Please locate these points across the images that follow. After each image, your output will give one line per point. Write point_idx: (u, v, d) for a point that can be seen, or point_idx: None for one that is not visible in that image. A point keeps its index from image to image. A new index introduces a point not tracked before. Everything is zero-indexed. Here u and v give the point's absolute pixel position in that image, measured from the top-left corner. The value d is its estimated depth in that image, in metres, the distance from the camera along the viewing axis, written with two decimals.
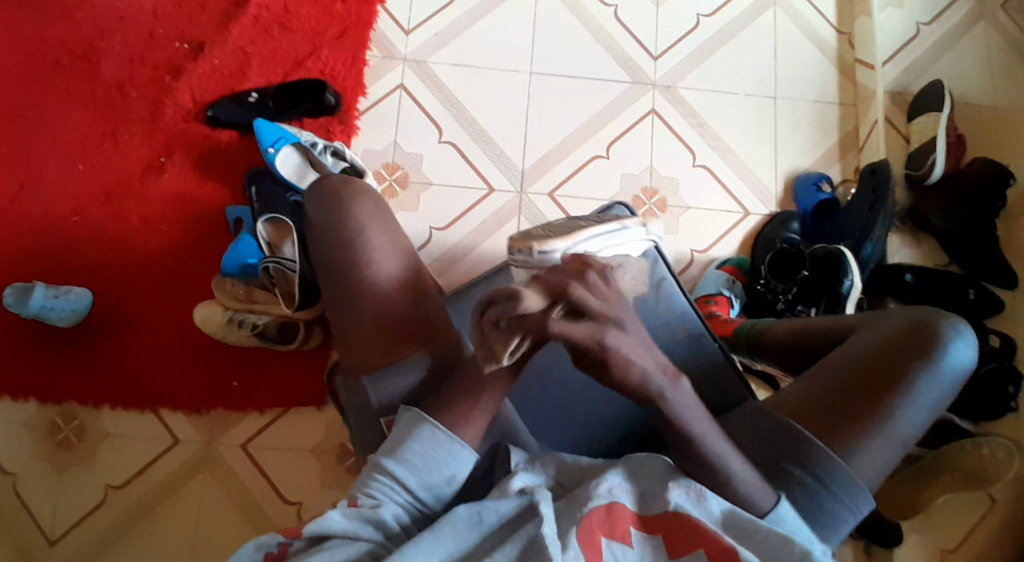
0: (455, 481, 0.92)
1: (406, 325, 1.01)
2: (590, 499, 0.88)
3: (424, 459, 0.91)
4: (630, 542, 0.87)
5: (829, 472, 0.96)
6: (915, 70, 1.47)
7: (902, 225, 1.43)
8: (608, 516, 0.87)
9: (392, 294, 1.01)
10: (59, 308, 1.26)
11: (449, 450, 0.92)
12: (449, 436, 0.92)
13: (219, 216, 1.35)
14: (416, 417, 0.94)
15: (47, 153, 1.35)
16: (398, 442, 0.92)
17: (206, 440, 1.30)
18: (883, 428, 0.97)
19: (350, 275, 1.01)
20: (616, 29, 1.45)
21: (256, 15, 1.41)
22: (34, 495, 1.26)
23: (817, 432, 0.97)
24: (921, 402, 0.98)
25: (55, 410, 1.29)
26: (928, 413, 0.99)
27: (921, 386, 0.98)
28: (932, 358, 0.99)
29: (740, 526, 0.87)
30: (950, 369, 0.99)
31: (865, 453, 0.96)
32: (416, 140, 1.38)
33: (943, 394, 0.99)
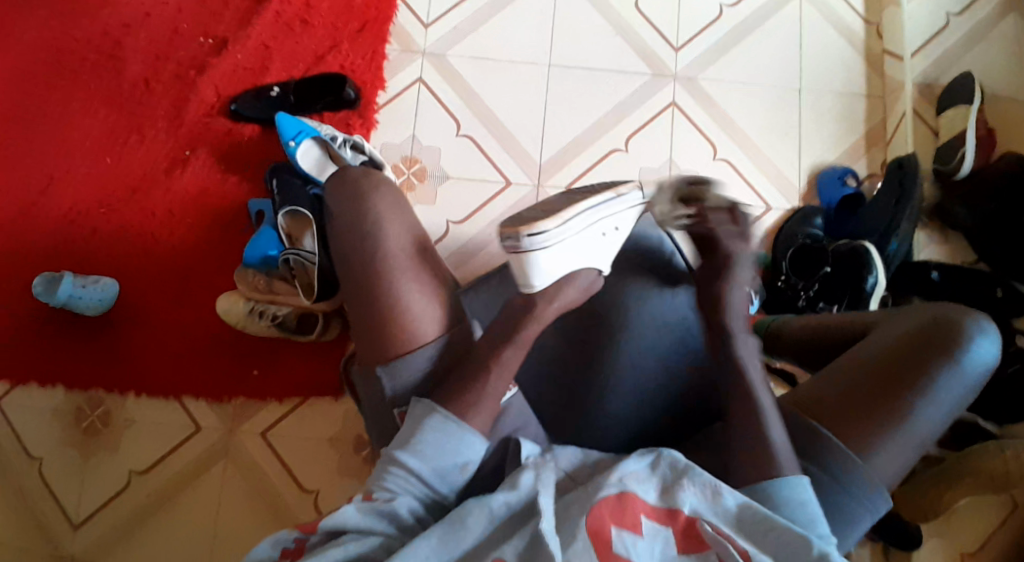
0: (468, 469, 0.93)
1: (421, 315, 1.00)
2: (602, 488, 0.87)
3: (435, 450, 0.92)
4: (641, 532, 0.84)
5: (849, 471, 0.94)
6: (945, 62, 1.43)
7: (928, 221, 1.40)
8: (618, 505, 0.85)
9: (408, 285, 1.01)
10: (86, 298, 1.29)
11: (461, 440, 0.93)
12: (460, 426, 0.93)
13: (241, 208, 1.37)
14: (428, 408, 0.94)
15: (76, 147, 1.39)
16: (410, 434, 0.93)
17: (226, 429, 1.33)
18: (904, 426, 0.95)
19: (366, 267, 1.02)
20: (636, 22, 1.44)
21: (278, 10, 1.42)
22: (61, 479, 1.29)
23: (836, 431, 0.96)
24: (942, 400, 0.96)
25: (81, 397, 1.32)
26: (950, 411, 0.97)
27: (942, 384, 0.96)
28: (953, 355, 0.97)
29: (752, 520, 0.86)
30: (972, 367, 0.98)
31: (885, 452, 0.95)
32: (434, 134, 1.38)
33: (964, 392, 0.97)
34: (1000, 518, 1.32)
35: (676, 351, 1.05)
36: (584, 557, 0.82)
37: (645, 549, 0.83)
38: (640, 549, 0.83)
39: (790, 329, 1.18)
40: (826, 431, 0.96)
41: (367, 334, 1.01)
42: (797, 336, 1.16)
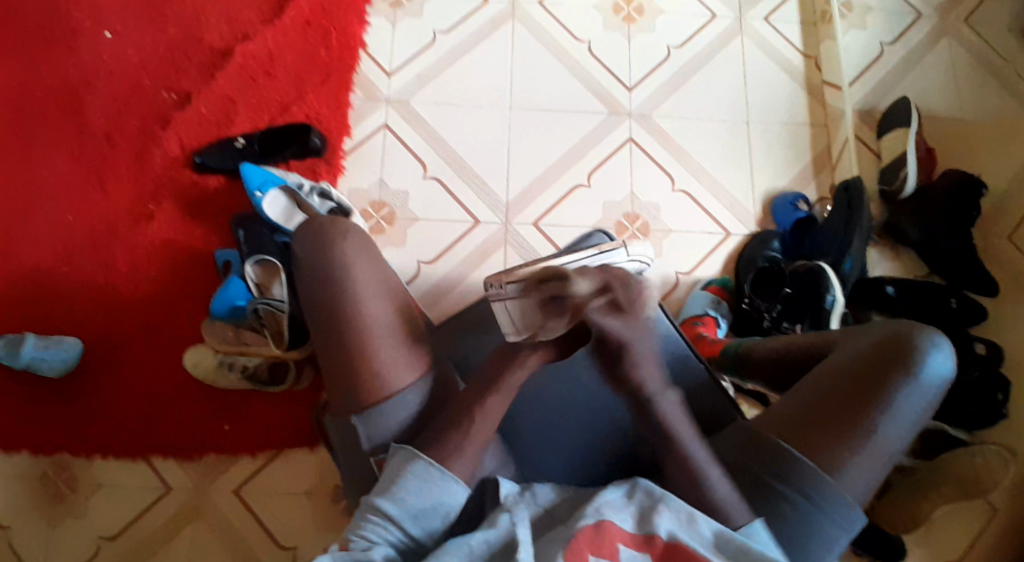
0: (447, 518, 0.92)
1: (395, 362, 1.00)
2: (579, 520, 0.88)
3: (417, 498, 0.91)
4: (619, 559, 0.85)
5: (820, 489, 0.96)
6: (881, 89, 1.52)
7: (879, 239, 1.46)
8: (596, 535, 0.86)
9: (383, 329, 1.01)
10: (49, 359, 1.25)
11: (443, 489, 0.91)
12: (443, 474, 0.92)
13: (208, 259, 1.35)
14: (411, 456, 0.93)
15: (37, 204, 1.36)
16: (391, 481, 0.92)
17: (197, 488, 1.28)
18: (868, 443, 0.97)
19: (339, 310, 1.01)
20: (590, 63, 1.50)
21: (242, 64, 1.44)
22: (27, 549, 1.23)
23: (804, 451, 0.98)
24: (900, 416, 0.98)
25: (45, 461, 1.27)
26: (913, 424, 0.99)
27: (902, 400, 0.98)
28: (911, 372, 0.99)
29: (730, 551, 0.87)
30: (930, 381, 0.99)
31: (853, 469, 0.97)
32: (401, 178, 1.40)
33: (923, 405, 0.99)
34: (978, 525, 1.33)
35: None
36: None
37: None
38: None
39: (757, 349, 1.19)
40: (793, 452, 0.98)
41: (345, 375, 1.00)
42: (767, 355, 1.17)
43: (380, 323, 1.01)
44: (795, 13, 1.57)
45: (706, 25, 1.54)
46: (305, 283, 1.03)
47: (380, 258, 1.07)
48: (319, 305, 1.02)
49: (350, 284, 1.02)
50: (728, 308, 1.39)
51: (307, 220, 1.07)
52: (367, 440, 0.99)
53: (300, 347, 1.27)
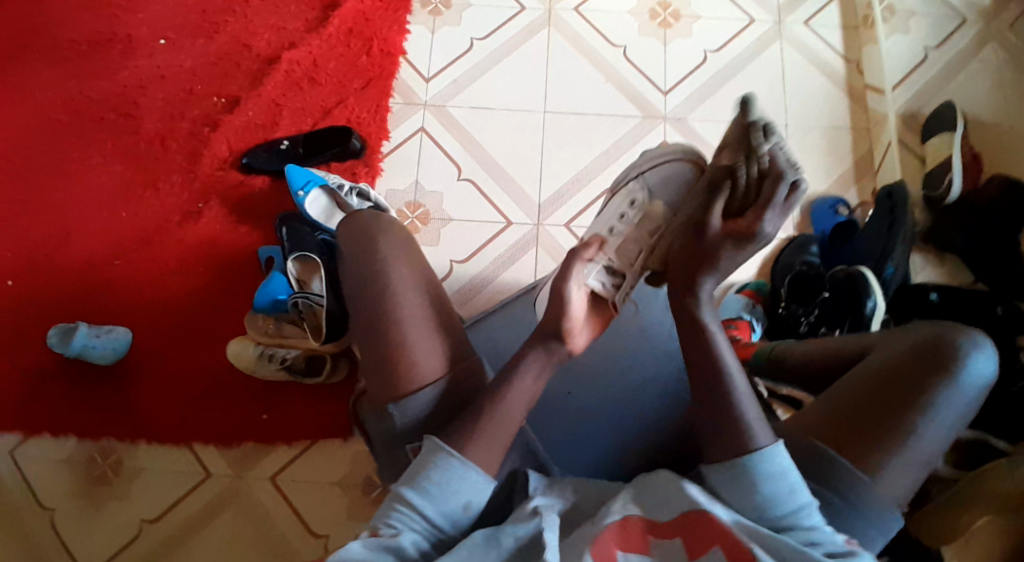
0: (471, 508, 0.93)
1: (425, 354, 1.01)
2: (607, 515, 0.88)
3: (440, 489, 0.92)
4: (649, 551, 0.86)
5: (855, 488, 0.97)
6: (925, 95, 1.49)
7: (923, 245, 1.43)
8: (624, 533, 0.86)
9: (413, 321, 1.02)
10: (99, 346, 1.33)
11: (466, 478, 0.93)
12: (463, 463, 0.93)
13: (249, 257, 1.41)
14: (435, 446, 0.94)
15: (94, 202, 1.44)
16: (417, 472, 0.93)
17: (236, 475, 1.33)
18: (906, 444, 0.97)
19: (375, 304, 1.02)
20: (624, 68, 1.51)
21: (287, 70, 1.49)
22: (70, 532, 1.30)
23: (839, 452, 0.98)
24: (942, 417, 0.97)
25: (94, 445, 1.34)
26: (953, 426, 0.98)
27: (941, 399, 0.97)
28: (948, 372, 0.98)
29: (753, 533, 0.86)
30: (971, 381, 0.98)
31: (890, 470, 0.97)
32: (437, 180, 1.44)
33: (964, 406, 0.99)
34: None
35: None
36: None
37: None
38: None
39: (791, 349, 1.20)
40: (827, 452, 0.98)
41: (375, 368, 1.02)
42: (798, 359, 1.17)
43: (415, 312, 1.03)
44: (836, 17, 1.56)
45: (743, 31, 1.54)
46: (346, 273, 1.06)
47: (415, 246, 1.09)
48: (359, 295, 1.04)
49: (390, 277, 1.03)
50: (763, 312, 1.39)
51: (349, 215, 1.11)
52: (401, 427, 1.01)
53: (336, 341, 1.32)
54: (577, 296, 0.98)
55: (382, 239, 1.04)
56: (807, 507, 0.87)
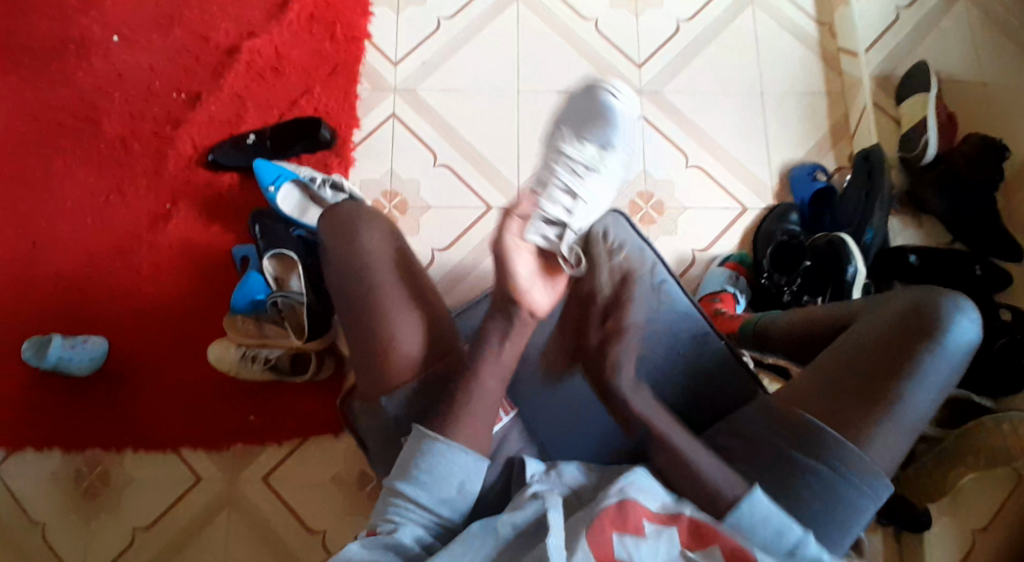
0: (466, 489, 0.93)
1: (409, 345, 1.01)
2: (603, 499, 0.89)
3: (432, 475, 0.92)
4: (646, 534, 0.86)
5: (847, 456, 0.97)
6: (898, 55, 1.48)
7: (900, 207, 1.43)
8: (620, 515, 0.87)
9: (398, 312, 1.02)
10: (76, 357, 1.29)
11: (456, 459, 0.93)
12: (449, 445, 0.93)
13: (226, 257, 1.38)
14: (421, 434, 0.94)
15: (58, 208, 1.39)
16: (406, 462, 0.94)
17: (229, 477, 1.32)
18: (895, 411, 0.98)
19: (364, 298, 1.03)
20: (597, 42, 1.48)
21: (249, 61, 1.44)
22: (63, 544, 1.28)
23: (830, 421, 0.99)
24: (928, 381, 0.99)
25: (79, 458, 1.31)
26: (939, 390, 1.00)
27: (927, 364, 0.99)
28: (933, 337, 1.00)
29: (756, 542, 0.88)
30: (954, 345, 1.01)
31: (881, 437, 0.98)
32: (412, 167, 1.41)
33: (949, 370, 1.01)
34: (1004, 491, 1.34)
35: (672, 358, 1.15)
36: None
37: (651, 550, 0.86)
38: (642, 551, 0.85)
39: (775, 320, 1.20)
40: (818, 422, 0.99)
41: (365, 365, 1.02)
42: (784, 331, 1.18)
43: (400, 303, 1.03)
44: None
45: None
46: (328, 266, 1.06)
47: (399, 239, 1.10)
48: (346, 289, 1.04)
49: (376, 270, 1.04)
50: (746, 284, 1.39)
51: (330, 208, 1.10)
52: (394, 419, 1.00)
53: (320, 337, 1.30)
54: (518, 256, 0.96)
55: (364, 231, 1.05)
56: (804, 539, 0.91)
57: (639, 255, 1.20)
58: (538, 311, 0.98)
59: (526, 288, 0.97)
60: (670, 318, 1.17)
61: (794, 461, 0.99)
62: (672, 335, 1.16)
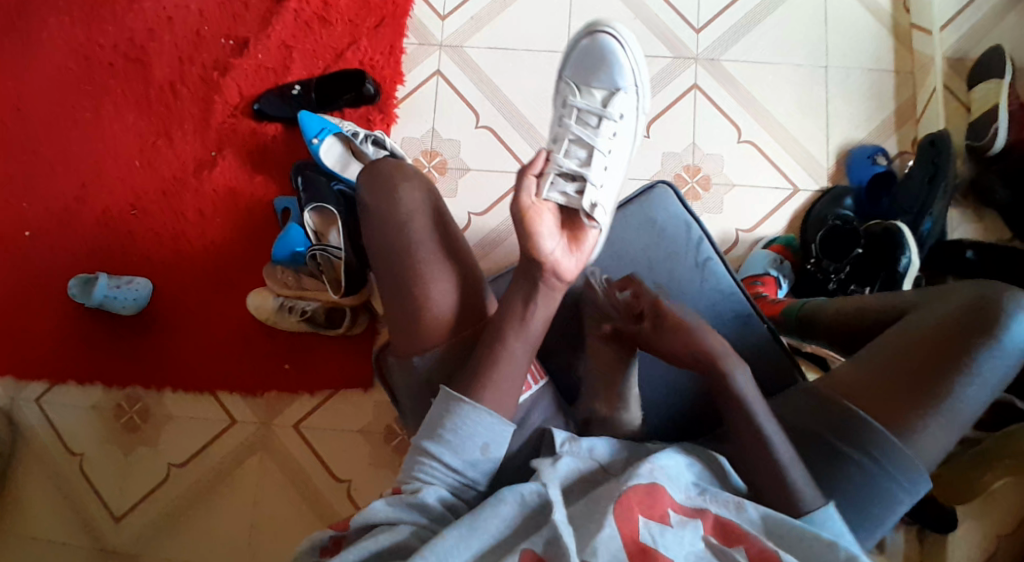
0: (489, 449, 0.94)
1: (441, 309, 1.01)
2: (630, 478, 0.90)
3: (457, 436, 0.93)
4: (670, 521, 0.88)
5: (889, 453, 0.95)
6: (975, 35, 1.38)
7: (962, 199, 1.36)
8: (648, 495, 0.89)
9: (431, 278, 1.01)
10: (121, 298, 1.33)
11: (480, 422, 0.93)
12: (474, 407, 0.93)
13: (267, 208, 1.39)
14: (447, 395, 0.94)
15: (106, 149, 1.41)
16: (433, 423, 0.94)
17: (261, 422, 1.36)
18: (943, 410, 0.95)
19: (397, 259, 1.02)
20: (654, 3, 1.41)
21: (297, 9, 1.42)
22: (102, 476, 1.34)
23: (874, 416, 0.97)
24: (981, 380, 0.96)
25: (120, 393, 1.37)
26: (992, 390, 0.97)
27: (981, 363, 0.96)
28: (991, 335, 0.96)
29: (783, 529, 0.89)
30: (1013, 344, 0.96)
31: (926, 435, 0.95)
32: (454, 128, 1.38)
33: (1005, 369, 0.97)
34: None
35: None
36: (611, 545, 0.84)
37: (674, 536, 0.87)
38: (667, 536, 0.86)
39: (823, 308, 1.15)
40: (862, 415, 0.97)
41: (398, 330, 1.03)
42: (832, 317, 1.13)
43: (434, 268, 1.02)
44: None
45: None
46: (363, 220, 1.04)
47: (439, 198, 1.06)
48: (383, 246, 1.03)
49: (413, 232, 1.02)
50: (792, 268, 1.34)
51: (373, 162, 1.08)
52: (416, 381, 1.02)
53: (355, 294, 1.30)
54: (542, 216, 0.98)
55: (405, 192, 1.03)
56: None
57: (684, 230, 1.16)
58: (570, 274, 0.98)
59: (550, 251, 0.97)
60: (712, 298, 1.14)
61: (836, 452, 0.98)
62: (716, 316, 1.13)
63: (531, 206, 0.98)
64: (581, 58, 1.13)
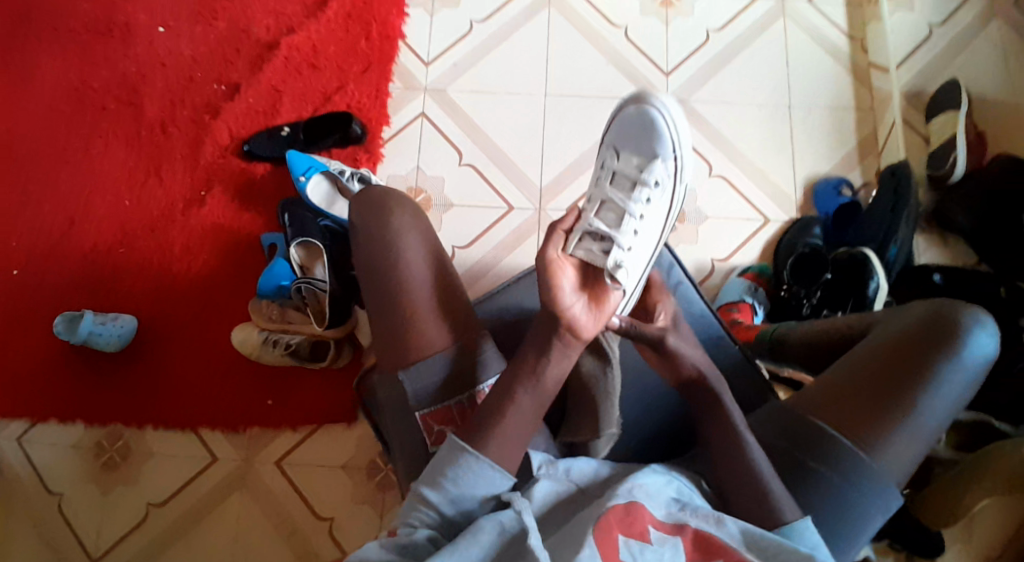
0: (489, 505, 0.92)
1: (431, 323, 1.02)
2: (611, 499, 0.90)
3: (460, 488, 0.91)
4: (650, 539, 0.88)
5: (855, 466, 0.96)
6: (930, 73, 1.47)
7: (927, 226, 1.42)
8: (626, 513, 0.89)
9: (422, 294, 1.03)
10: (105, 334, 1.33)
11: (485, 476, 0.92)
12: (482, 461, 0.92)
13: (253, 244, 1.42)
14: (456, 446, 0.92)
15: (97, 190, 1.44)
16: (437, 471, 0.92)
17: (242, 459, 1.35)
18: (908, 423, 0.97)
19: (386, 275, 1.04)
20: (626, 48, 1.49)
21: (287, 56, 1.48)
22: (80, 514, 1.32)
23: (841, 431, 0.98)
24: (943, 394, 0.98)
25: (101, 430, 1.35)
26: (953, 404, 0.99)
27: (942, 377, 0.98)
28: (950, 349, 0.98)
29: (759, 545, 0.90)
30: (971, 358, 0.99)
31: (891, 448, 0.97)
32: (438, 166, 1.44)
33: (965, 383, 0.99)
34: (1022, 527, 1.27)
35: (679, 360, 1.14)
36: None
37: (654, 556, 0.87)
38: (647, 555, 0.87)
39: (788, 338, 1.17)
40: (829, 429, 0.98)
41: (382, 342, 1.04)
42: (803, 337, 1.14)
43: (425, 285, 1.04)
44: None
45: (750, 7, 1.52)
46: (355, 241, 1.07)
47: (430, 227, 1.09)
48: (375, 265, 1.05)
49: (403, 251, 1.05)
50: (765, 296, 1.37)
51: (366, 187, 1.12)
52: (413, 396, 1.00)
53: (339, 326, 1.32)
54: (563, 267, 1.01)
55: (397, 212, 1.06)
56: None
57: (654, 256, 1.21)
58: (587, 335, 0.98)
59: (568, 305, 0.98)
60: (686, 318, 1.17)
61: (810, 471, 0.97)
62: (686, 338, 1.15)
63: (555, 259, 1.00)
64: (627, 127, 1.17)
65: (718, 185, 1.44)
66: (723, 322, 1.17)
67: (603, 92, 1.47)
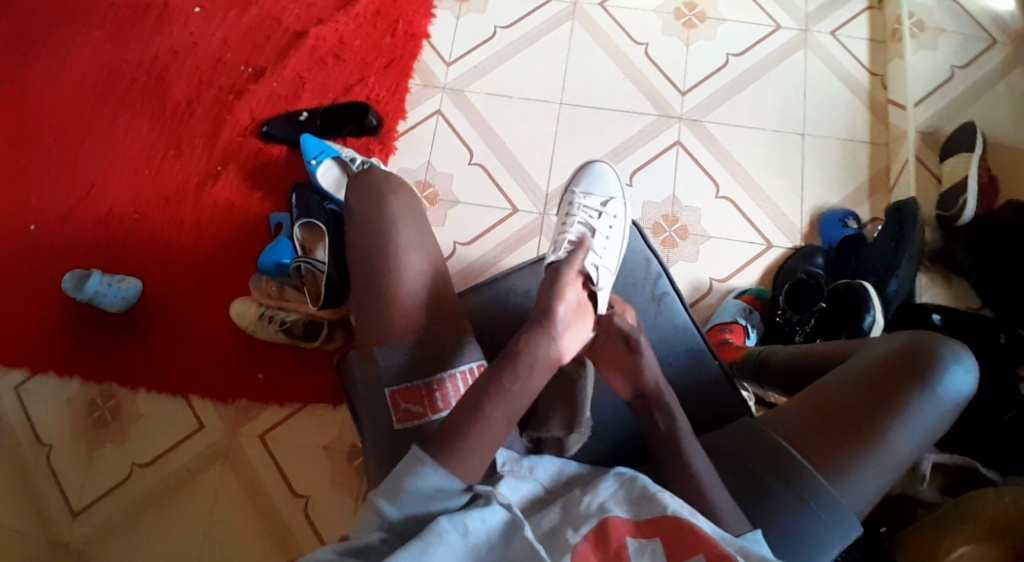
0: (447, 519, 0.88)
1: (411, 306, 1.03)
2: (584, 525, 0.89)
3: (419, 502, 0.87)
4: (628, 555, 0.86)
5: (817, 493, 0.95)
6: (949, 111, 1.44)
7: (931, 266, 1.41)
8: (599, 540, 0.87)
9: (405, 277, 1.04)
10: (110, 294, 1.37)
11: (445, 492, 0.87)
12: (444, 477, 0.87)
13: (261, 223, 1.46)
14: (418, 460, 0.88)
15: (119, 158, 1.50)
16: (396, 483, 0.87)
17: (227, 430, 1.37)
18: (874, 454, 0.96)
19: (371, 255, 1.04)
20: (643, 65, 1.51)
21: (314, 45, 1.53)
22: (67, 468, 1.35)
23: (805, 455, 0.97)
24: (912, 428, 0.96)
25: (95, 388, 1.39)
26: (924, 438, 0.97)
27: (914, 410, 0.96)
28: (924, 384, 0.96)
29: (737, 545, 0.87)
30: (946, 394, 0.97)
31: (854, 478, 0.95)
32: (448, 162, 1.46)
33: (938, 418, 0.97)
34: None
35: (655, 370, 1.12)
36: None
37: None
38: None
39: (774, 356, 1.15)
40: (792, 453, 0.97)
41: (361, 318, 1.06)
42: (784, 360, 1.13)
43: (411, 268, 1.04)
44: (864, 29, 1.55)
45: (770, 36, 1.53)
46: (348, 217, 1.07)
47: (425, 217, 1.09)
48: (363, 242, 1.05)
49: (394, 233, 1.05)
50: (760, 319, 1.37)
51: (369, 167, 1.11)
52: (382, 369, 1.01)
53: (334, 308, 1.33)
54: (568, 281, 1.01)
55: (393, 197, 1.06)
56: None
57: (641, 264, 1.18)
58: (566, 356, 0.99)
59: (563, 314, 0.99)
60: (665, 330, 1.14)
61: (774, 490, 0.97)
62: (668, 349, 1.13)
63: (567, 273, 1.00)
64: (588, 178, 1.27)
65: (722, 205, 1.44)
66: (707, 338, 1.14)
67: (618, 107, 1.49)
